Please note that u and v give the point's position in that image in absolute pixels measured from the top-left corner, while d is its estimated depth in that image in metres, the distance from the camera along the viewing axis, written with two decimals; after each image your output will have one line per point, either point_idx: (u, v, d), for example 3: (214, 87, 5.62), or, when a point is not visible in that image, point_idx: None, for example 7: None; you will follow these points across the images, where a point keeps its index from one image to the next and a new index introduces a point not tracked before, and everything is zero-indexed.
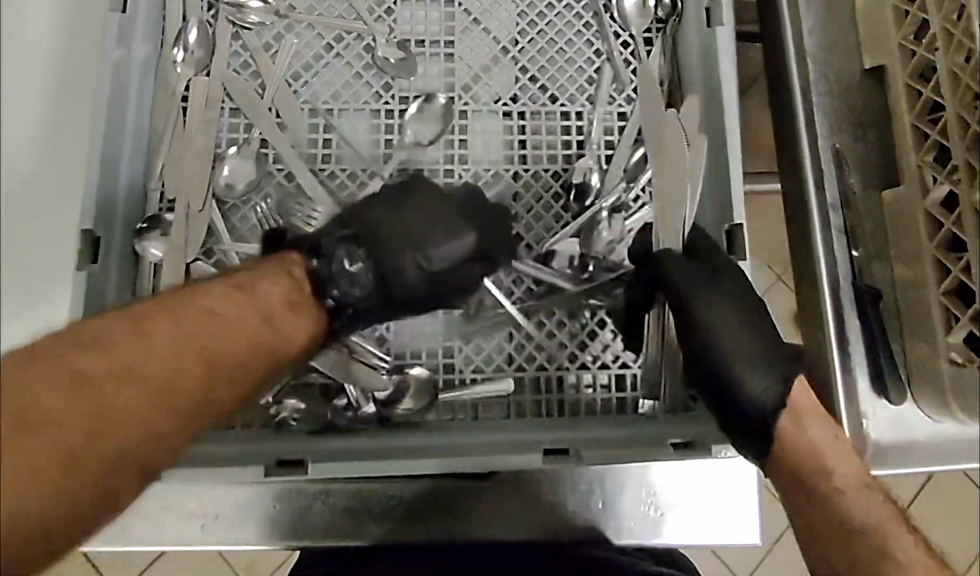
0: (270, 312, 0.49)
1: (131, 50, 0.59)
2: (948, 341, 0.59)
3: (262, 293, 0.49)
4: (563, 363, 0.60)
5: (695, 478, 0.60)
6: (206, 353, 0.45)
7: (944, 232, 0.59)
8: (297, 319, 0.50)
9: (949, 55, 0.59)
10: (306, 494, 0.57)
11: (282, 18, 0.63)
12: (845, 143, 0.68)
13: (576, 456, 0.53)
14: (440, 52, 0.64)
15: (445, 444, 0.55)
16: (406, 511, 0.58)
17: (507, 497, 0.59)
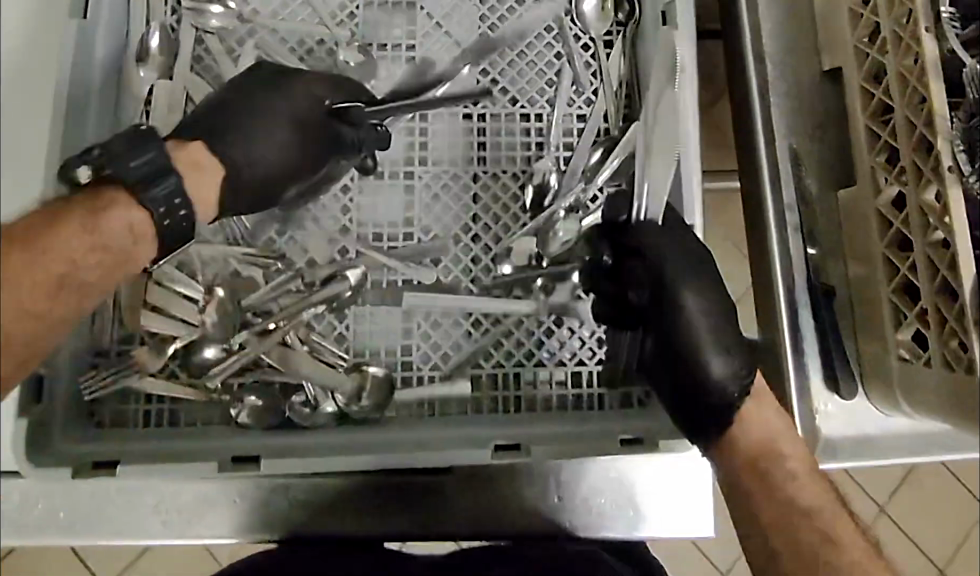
0: (103, 222, 0.48)
1: (94, 55, 0.60)
2: (898, 339, 0.60)
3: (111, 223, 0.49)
4: (520, 361, 0.61)
5: (660, 474, 0.57)
6: (26, 300, 0.47)
7: (894, 231, 0.60)
8: (140, 236, 0.49)
9: (898, 57, 0.60)
10: (265, 489, 0.57)
11: (245, 23, 0.64)
12: (804, 144, 0.68)
13: (526, 450, 0.56)
14: (400, 55, 0.65)
15: (401, 439, 0.56)
16: (364, 506, 0.58)
17: (463, 495, 0.58)
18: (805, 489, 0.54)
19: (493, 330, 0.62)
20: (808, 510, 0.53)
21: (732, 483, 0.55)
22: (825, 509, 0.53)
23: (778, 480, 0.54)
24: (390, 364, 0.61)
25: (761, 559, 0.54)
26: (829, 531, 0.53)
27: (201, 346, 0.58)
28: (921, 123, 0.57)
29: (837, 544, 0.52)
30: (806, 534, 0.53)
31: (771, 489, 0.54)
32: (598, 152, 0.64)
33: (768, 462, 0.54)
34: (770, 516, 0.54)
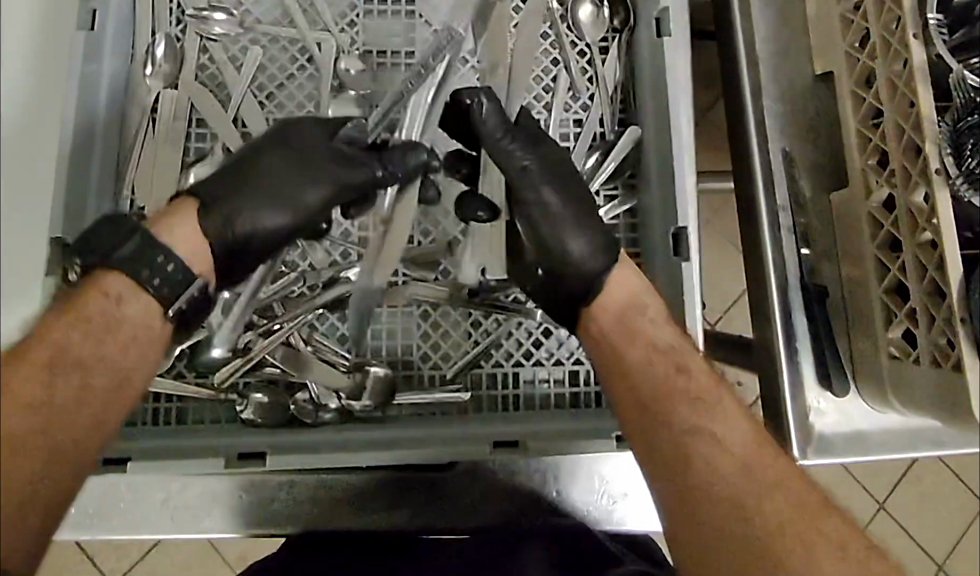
0: (86, 305, 0.45)
1: (100, 65, 0.61)
2: (889, 337, 0.62)
3: (105, 295, 0.46)
4: (518, 360, 0.63)
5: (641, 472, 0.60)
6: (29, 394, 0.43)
7: (885, 232, 0.62)
8: (122, 300, 0.46)
9: (887, 62, 0.61)
10: (271, 485, 0.59)
11: (247, 30, 0.65)
12: (797, 148, 0.70)
13: (523, 446, 0.58)
14: (400, 63, 0.66)
15: (402, 436, 0.58)
16: (367, 501, 0.60)
17: (463, 488, 0.60)
18: (662, 329, 0.55)
19: (491, 330, 0.63)
20: (667, 348, 0.54)
21: (600, 338, 0.55)
22: (682, 350, 0.55)
23: (641, 328, 0.55)
24: (391, 362, 0.62)
25: (636, 420, 0.54)
26: (686, 364, 0.54)
27: (207, 346, 0.58)
28: (910, 127, 0.59)
29: (689, 377, 0.54)
30: (670, 376, 0.54)
31: (635, 337, 0.55)
32: (595, 155, 0.66)
33: (642, 343, 0.54)
34: (639, 364, 0.54)
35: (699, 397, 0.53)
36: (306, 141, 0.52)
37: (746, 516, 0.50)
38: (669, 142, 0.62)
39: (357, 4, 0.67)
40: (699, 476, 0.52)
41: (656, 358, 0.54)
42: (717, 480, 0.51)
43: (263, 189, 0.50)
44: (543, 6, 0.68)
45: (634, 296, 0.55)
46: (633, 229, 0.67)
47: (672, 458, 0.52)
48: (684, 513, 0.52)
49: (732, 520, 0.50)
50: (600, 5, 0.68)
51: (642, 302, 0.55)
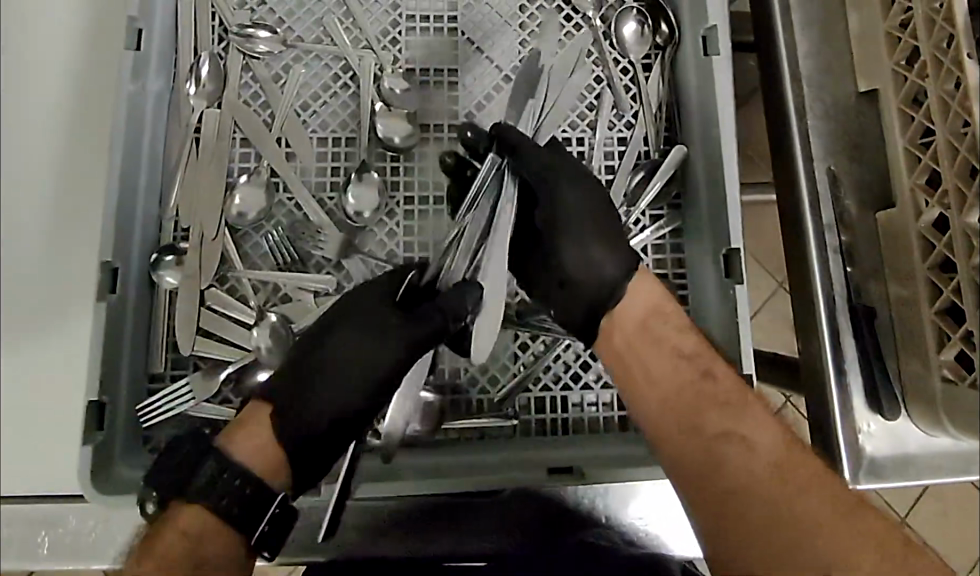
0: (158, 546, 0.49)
1: (145, 84, 0.61)
2: (941, 359, 0.61)
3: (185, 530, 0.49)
4: (566, 383, 0.62)
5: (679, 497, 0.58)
6: None
7: (937, 253, 0.61)
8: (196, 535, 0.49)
9: (939, 80, 0.60)
10: (320, 511, 0.58)
11: (291, 48, 0.64)
12: (842, 163, 0.68)
13: (581, 473, 0.57)
14: (443, 80, 0.65)
15: (452, 464, 0.58)
16: (415, 530, 0.58)
17: (514, 515, 0.59)
18: (684, 336, 0.55)
19: (538, 353, 0.62)
20: (690, 355, 0.54)
21: (618, 344, 0.55)
22: (705, 356, 0.54)
23: (662, 334, 0.54)
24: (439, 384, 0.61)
25: (673, 431, 0.52)
26: (711, 370, 0.53)
27: (252, 369, 0.58)
28: (964, 147, 0.57)
29: (715, 382, 0.53)
30: (694, 385, 0.53)
31: (658, 341, 0.54)
32: (640, 174, 0.65)
33: (662, 346, 0.54)
34: (663, 372, 0.53)
35: (728, 402, 0.52)
36: (371, 316, 0.54)
37: (784, 522, 0.49)
38: (719, 163, 0.62)
39: (399, 20, 0.66)
40: (734, 487, 0.50)
41: (679, 366, 0.54)
42: (750, 490, 0.50)
43: (341, 369, 0.53)
44: (586, 22, 0.67)
45: (656, 302, 0.55)
46: (679, 250, 0.66)
47: (706, 468, 0.51)
48: (717, 519, 0.50)
49: (768, 526, 0.49)
50: (644, 22, 0.67)
51: (666, 308, 0.55)
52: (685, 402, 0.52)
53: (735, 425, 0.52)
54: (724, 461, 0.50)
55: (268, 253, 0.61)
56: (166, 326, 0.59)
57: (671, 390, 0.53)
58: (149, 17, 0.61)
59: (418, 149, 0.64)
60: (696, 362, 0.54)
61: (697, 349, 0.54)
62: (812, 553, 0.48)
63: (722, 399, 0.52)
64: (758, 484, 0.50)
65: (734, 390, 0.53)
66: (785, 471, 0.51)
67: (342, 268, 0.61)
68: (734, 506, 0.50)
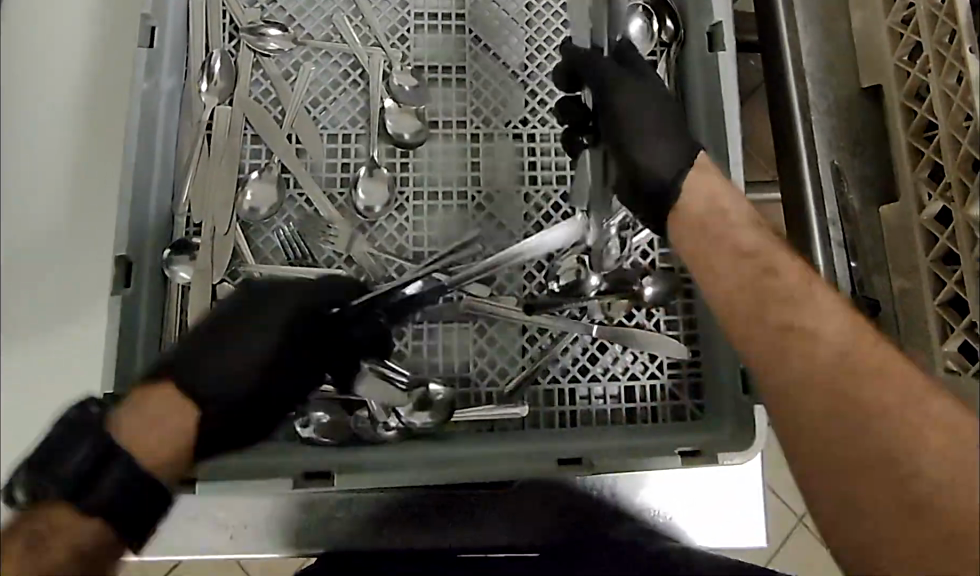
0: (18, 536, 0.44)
1: (158, 84, 0.62)
2: (944, 350, 0.62)
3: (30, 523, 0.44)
4: (574, 375, 0.63)
5: (684, 485, 0.61)
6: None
7: (939, 246, 0.62)
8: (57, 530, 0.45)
9: (941, 76, 0.61)
10: (334, 501, 0.59)
11: (300, 46, 0.65)
12: (843, 159, 0.69)
13: (589, 464, 0.56)
14: (451, 78, 0.66)
15: (462, 453, 0.58)
16: (430, 521, 0.59)
17: (524, 504, 0.60)
18: (745, 230, 0.51)
19: (545, 348, 0.62)
20: (750, 252, 0.50)
21: (678, 234, 0.52)
22: (770, 251, 0.50)
23: (719, 229, 0.51)
24: (449, 378, 0.62)
25: (740, 320, 0.48)
26: (773, 266, 0.49)
27: None
28: (967, 141, 0.58)
29: (777, 277, 0.49)
30: (752, 279, 0.49)
31: (718, 237, 0.50)
32: None
33: (720, 239, 0.50)
34: (722, 267, 0.50)
35: (793, 295, 0.48)
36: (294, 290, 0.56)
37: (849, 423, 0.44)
38: (724, 156, 0.62)
39: (407, 18, 0.66)
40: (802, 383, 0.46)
41: (740, 264, 0.49)
42: (837, 383, 0.45)
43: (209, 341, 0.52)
44: None
45: (709, 199, 0.52)
46: None
47: (778, 358, 0.47)
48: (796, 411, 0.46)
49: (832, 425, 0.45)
50: (650, 19, 0.68)
51: (727, 203, 0.51)
52: (751, 292, 0.48)
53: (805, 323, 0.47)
54: (796, 351, 0.47)
55: (278, 247, 0.62)
56: (179, 320, 0.59)
57: (734, 284, 0.49)
58: (161, 14, 0.62)
59: (428, 145, 0.65)
60: (759, 254, 0.50)
61: (760, 242, 0.50)
62: (886, 454, 0.44)
63: (787, 291, 0.48)
64: (842, 375, 0.45)
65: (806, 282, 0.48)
66: (855, 364, 0.45)
67: (353, 262, 0.62)
68: (819, 401, 0.45)
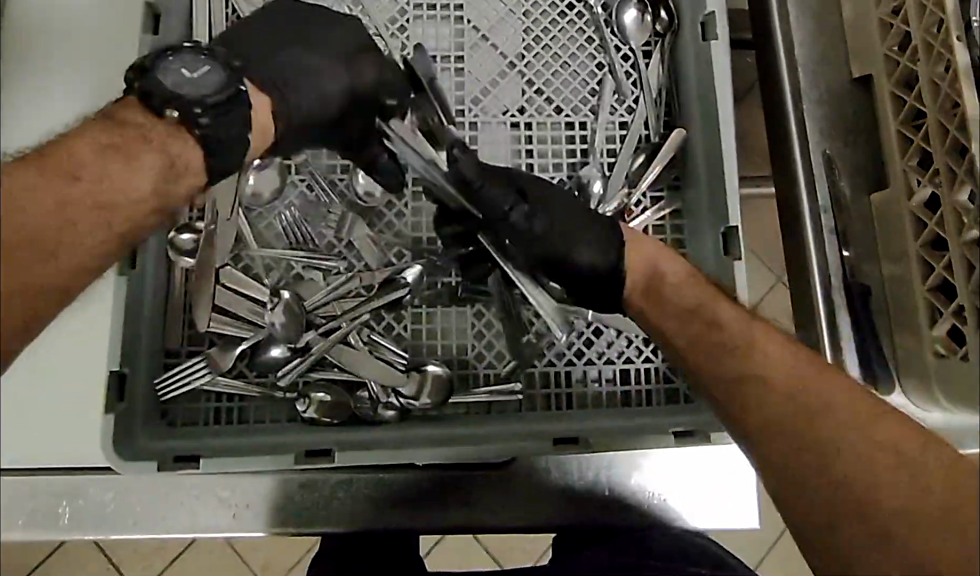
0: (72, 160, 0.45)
1: None
2: (933, 334, 0.62)
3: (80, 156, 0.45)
4: (570, 359, 0.64)
5: (678, 465, 0.62)
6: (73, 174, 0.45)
7: (929, 231, 0.62)
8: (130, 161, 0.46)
9: (929, 64, 0.62)
10: (333, 481, 0.60)
11: None
12: (836, 149, 0.69)
13: (584, 443, 0.58)
14: (450, 66, 0.67)
15: (462, 434, 0.59)
16: (426, 501, 0.60)
17: (520, 483, 0.61)
18: (689, 288, 0.55)
19: (542, 332, 0.63)
20: (695, 308, 0.54)
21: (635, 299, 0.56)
22: (711, 304, 0.54)
23: (668, 293, 0.55)
24: (447, 360, 0.63)
25: (707, 380, 0.53)
26: (715, 320, 0.54)
27: (268, 343, 0.60)
28: (955, 127, 0.59)
29: (722, 330, 0.53)
30: (703, 336, 0.54)
31: (664, 303, 0.55)
32: (641, 157, 0.67)
33: (667, 303, 0.55)
34: (675, 330, 0.54)
35: (744, 348, 0.53)
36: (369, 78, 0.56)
37: (832, 463, 0.49)
38: (718, 144, 0.64)
39: (406, 9, 0.68)
40: (779, 435, 0.50)
41: (688, 325, 0.54)
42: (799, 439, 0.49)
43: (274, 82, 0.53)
44: (588, 10, 0.69)
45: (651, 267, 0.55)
46: (678, 231, 0.68)
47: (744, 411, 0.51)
48: (772, 464, 0.50)
49: (821, 467, 0.49)
50: (644, 10, 0.69)
51: (669, 270, 0.55)
52: (705, 352, 0.53)
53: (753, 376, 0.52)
54: (755, 408, 0.51)
55: (278, 231, 0.63)
56: (183, 302, 0.61)
57: (686, 347, 0.54)
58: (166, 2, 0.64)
59: None
60: (704, 314, 0.54)
61: (702, 298, 0.55)
62: (848, 498, 0.48)
63: (732, 347, 0.53)
64: (798, 428, 0.50)
65: (746, 337, 0.53)
66: (806, 403, 0.50)
67: (353, 247, 0.63)
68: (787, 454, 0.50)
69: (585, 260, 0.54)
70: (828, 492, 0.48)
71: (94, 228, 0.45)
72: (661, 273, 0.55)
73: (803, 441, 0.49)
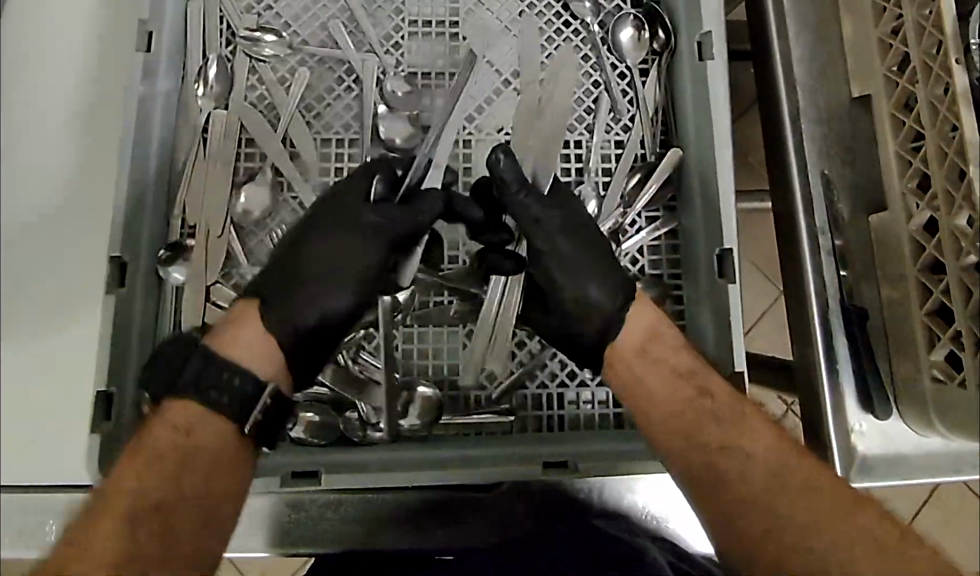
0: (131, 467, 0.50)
1: (155, 86, 0.63)
2: (931, 359, 0.61)
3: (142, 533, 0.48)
4: (562, 381, 0.63)
5: (678, 490, 0.61)
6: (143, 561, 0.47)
7: (926, 255, 0.61)
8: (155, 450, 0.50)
9: (928, 85, 0.61)
10: (321, 501, 0.59)
11: (295, 52, 0.66)
12: (834, 169, 0.69)
13: (573, 467, 0.58)
14: (444, 84, 0.67)
15: (449, 457, 0.58)
16: (412, 521, 0.59)
17: (508, 505, 0.60)
18: (681, 355, 0.56)
19: (534, 352, 0.63)
20: (687, 374, 0.55)
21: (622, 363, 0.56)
22: (700, 372, 0.55)
23: (659, 356, 0.56)
24: (437, 380, 0.63)
25: (676, 443, 0.54)
26: (704, 388, 0.55)
27: None
28: (951, 151, 0.58)
29: (710, 398, 0.54)
30: (689, 400, 0.54)
31: (656, 365, 0.55)
32: (637, 176, 0.66)
33: (658, 366, 0.55)
34: (661, 391, 0.55)
35: (723, 415, 0.54)
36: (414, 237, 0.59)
37: (803, 530, 0.49)
38: (712, 166, 0.63)
39: (401, 25, 0.68)
40: (752, 506, 0.51)
41: (674, 390, 0.55)
42: (769, 508, 0.50)
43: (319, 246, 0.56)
44: (585, 28, 0.69)
45: (650, 332, 0.57)
46: (674, 250, 0.67)
47: (712, 476, 0.52)
48: (731, 528, 0.51)
49: (779, 536, 0.49)
50: (641, 28, 0.69)
51: (667, 337, 0.57)
52: (685, 415, 0.54)
53: (728, 442, 0.53)
54: (724, 471, 0.52)
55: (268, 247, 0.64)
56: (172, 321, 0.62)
57: (669, 409, 0.54)
58: (160, 16, 0.64)
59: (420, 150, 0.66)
60: (695, 381, 0.55)
61: (692, 367, 0.56)
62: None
63: (713, 412, 0.54)
64: (768, 498, 0.51)
65: (730, 406, 0.54)
66: (781, 480, 0.51)
67: None
68: (755, 525, 0.50)
69: (597, 299, 0.57)
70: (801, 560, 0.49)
71: (158, 505, 0.49)
72: (658, 340, 0.56)
73: (768, 512, 0.50)
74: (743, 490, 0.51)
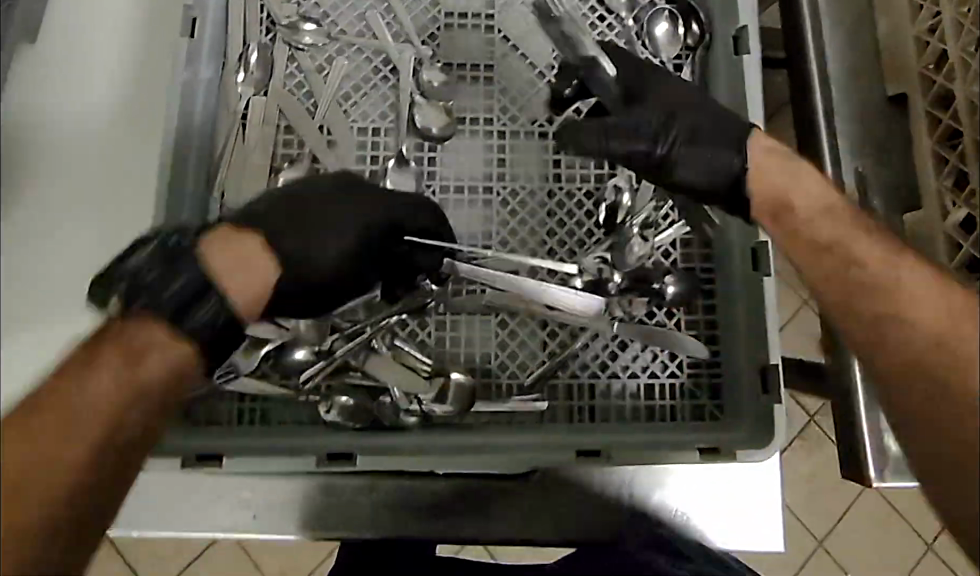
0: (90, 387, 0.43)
1: (197, 71, 0.65)
2: None
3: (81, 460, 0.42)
4: (595, 371, 0.63)
5: (707, 483, 0.61)
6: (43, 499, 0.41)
7: (964, 252, 0.61)
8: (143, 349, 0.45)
9: (967, 82, 0.60)
10: (354, 485, 0.59)
11: (333, 40, 0.67)
12: (867, 165, 0.67)
13: (606, 456, 0.57)
14: (479, 76, 0.67)
15: (481, 443, 0.58)
16: (443, 508, 0.60)
17: (538, 495, 0.60)
18: (823, 221, 0.50)
19: (567, 342, 0.63)
20: (830, 242, 0.50)
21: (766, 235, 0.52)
22: (846, 236, 0.50)
23: (800, 227, 0.51)
24: (469, 368, 0.63)
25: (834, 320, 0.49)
26: (854, 254, 0.49)
27: (292, 346, 0.60)
28: None
29: (860, 262, 0.49)
30: (837, 271, 0.49)
31: (798, 237, 0.51)
32: None
33: (798, 237, 0.51)
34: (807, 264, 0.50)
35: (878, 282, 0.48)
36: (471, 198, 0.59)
37: (977, 395, 0.43)
38: None
39: (438, 17, 0.68)
40: (916, 375, 0.45)
41: (820, 261, 0.50)
42: (936, 375, 0.45)
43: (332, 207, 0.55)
44: (620, 24, 0.69)
45: (780, 201, 0.52)
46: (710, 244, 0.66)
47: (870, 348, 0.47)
48: (898, 405, 0.46)
49: (949, 404, 0.44)
50: (675, 23, 0.69)
51: (803, 203, 0.51)
52: (835, 288, 0.49)
53: (880, 308, 0.47)
54: (878, 340, 0.47)
55: None
56: None
57: (819, 285, 0.50)
58: (203, 5, 0.66)
59: (454, 140, 0.66)
60: (840, 248, 0.49)
61: (837, 232, 0.50)
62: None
63: (857, 278, 0.48)
64: (932, 363, 0.45)
65: (885, 267, 0.48)
66: (947, 340, 0.45)
67: None
68: (922, 398, 0.45)
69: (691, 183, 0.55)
70: (965, 455, 0.43)
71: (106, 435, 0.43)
72: (795, 209, 0.51)
73: (936, 378, 0.45)
74: (898, 358, 0.46)
